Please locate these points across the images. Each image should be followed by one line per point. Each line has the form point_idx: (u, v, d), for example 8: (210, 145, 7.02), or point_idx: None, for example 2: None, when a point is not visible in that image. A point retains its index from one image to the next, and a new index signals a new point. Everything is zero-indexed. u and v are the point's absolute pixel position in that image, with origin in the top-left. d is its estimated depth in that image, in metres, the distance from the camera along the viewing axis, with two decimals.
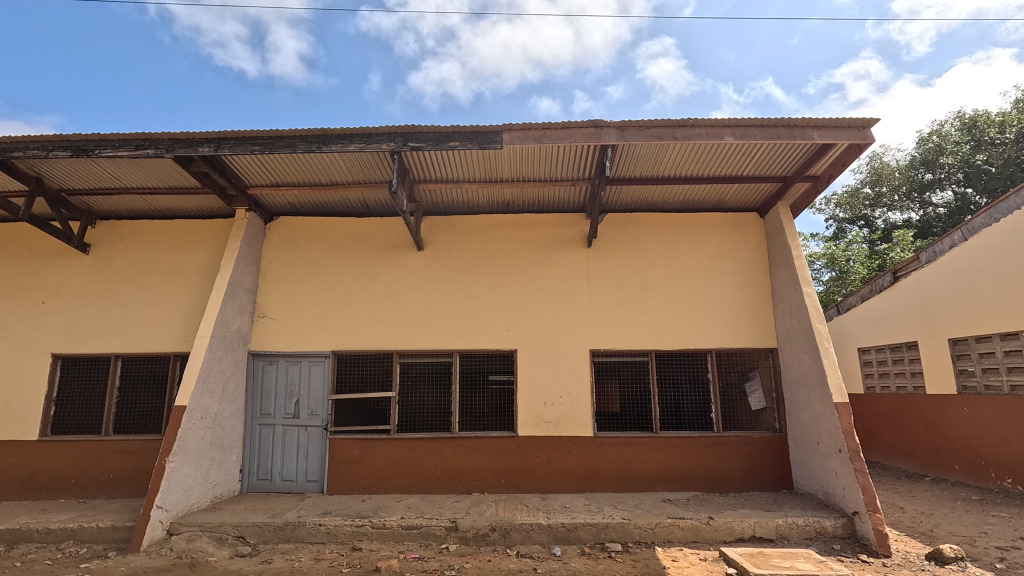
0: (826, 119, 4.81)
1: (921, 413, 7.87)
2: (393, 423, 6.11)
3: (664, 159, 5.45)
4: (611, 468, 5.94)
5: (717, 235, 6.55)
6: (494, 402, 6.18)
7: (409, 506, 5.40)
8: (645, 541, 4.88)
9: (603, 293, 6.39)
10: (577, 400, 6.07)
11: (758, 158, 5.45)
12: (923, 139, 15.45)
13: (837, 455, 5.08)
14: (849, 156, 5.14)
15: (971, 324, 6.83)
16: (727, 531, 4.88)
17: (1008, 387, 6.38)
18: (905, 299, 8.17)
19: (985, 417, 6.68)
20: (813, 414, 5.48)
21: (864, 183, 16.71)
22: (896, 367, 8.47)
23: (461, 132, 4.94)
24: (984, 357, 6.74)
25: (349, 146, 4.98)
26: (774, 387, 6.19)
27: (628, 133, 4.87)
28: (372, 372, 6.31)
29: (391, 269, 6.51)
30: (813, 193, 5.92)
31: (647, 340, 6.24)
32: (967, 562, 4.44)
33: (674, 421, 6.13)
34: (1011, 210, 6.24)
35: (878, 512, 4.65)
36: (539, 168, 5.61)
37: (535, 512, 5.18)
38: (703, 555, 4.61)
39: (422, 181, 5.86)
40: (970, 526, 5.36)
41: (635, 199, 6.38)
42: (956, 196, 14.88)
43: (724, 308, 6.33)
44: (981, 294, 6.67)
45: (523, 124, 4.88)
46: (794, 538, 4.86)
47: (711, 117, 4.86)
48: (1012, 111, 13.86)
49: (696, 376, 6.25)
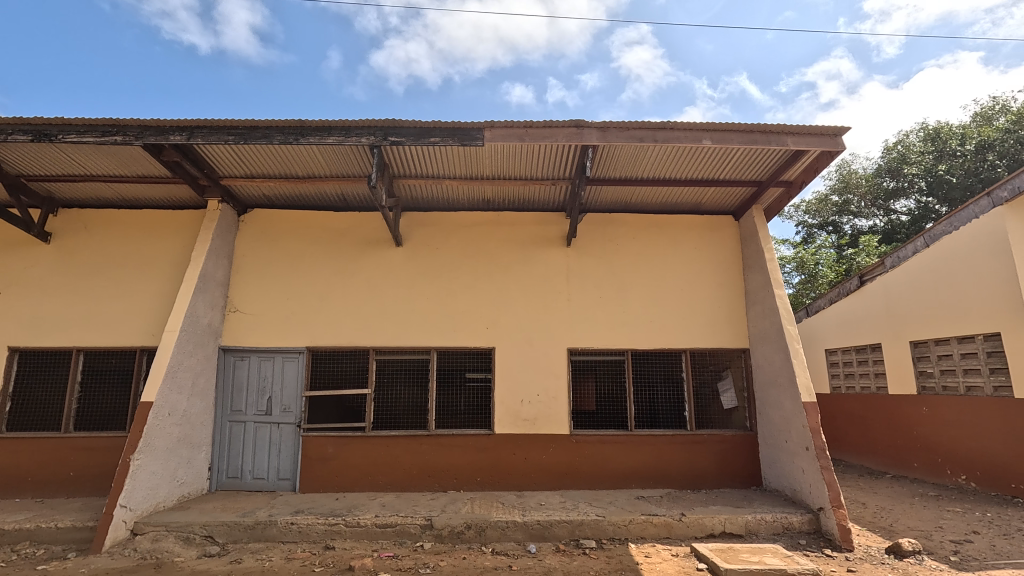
0: (800, 126, 4.94)
1: (883, 412, 8.17)
2: (369, 420, 6.04)
3: (644, 160, 5.52)
4: (587, 466, 5.99)
5: (693, 237, 6.65)
6: (471, 400, 6.17)
7: (383, 504, 5.35)
8: (619, 537, 4.94)
9: (582, 292, 6.43)
10: (554, 398, 6.11)
11: (734, 162, 5.56)
12: (889, 148, 16.06)
13: (804, 453, 5.23)
14: (822, 163, 5.30)
15: (930, 327, 7.14)
16: (698, 527, 4.99)
17: (964, 388, 6.69)
18: (870, 302, 8.46)
19: (943, 417, 6.97)
20: (782, 413, 5.63)
21: (832, 190, 17.27)
22: (860, 368, 8.77)
23: (442, 128, 4.91)
24: (942, 359, 7.05)
25: (328, 138, 4.89)
26: (745, 386, 6.33)
27: (609, 134, 4.93)
28: (348, 369, 6.22)
29: (368, 265, 6.43)
30: (786, 198, 6.07)
31: (624, 339, 6.32)
32: (923, 555, 4.64)
33: (648, 419, 6.22)
34: (970, 219, 6.56)
35: (842, 508, 4.82)
36: (520, 166, 5.62)
37: (511, 509, 5.20)
38: (675, 551, 4.70)
39: (402, 176, 5.80)
40: (927, 520, 5.60)
41: (614, 199, 6.44)
42: (919, 205, 15.46)
43: (700, 309, 6.44)
44: (941, 298, 6.97)
45: (505, 121, 4.89)
46: (762, 533, 4.99)
47: (691, 120, 4.95)
48: (971, 125, 14.57)
49: (670, 375, 6.36)
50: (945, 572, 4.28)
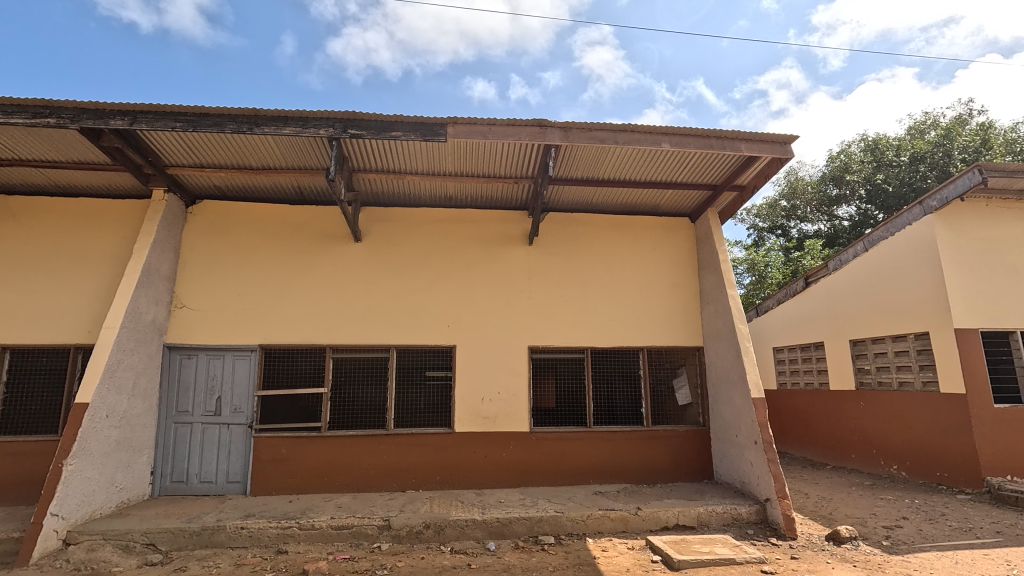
0: (753, 133, 5.14)
1: (825, 407, 8.63)
2: (325, 420, 5.88)
3: (605, 162, 5.61)
4: (546, 463, 6.04)
5: (651, 238, 6.82)
6: (431, 398, 6.11)
7: (339, 506, 5.22)
8: (576, 532, 5.01)
9: (543, 290, 6.48)
10: (514, 395, 6.13)
11: (691, 166, 5.74)
12: (833, 157, 16.98)
13: (752, 446, 5.46)
14: (772, 170, 5.54)
15: (868, 327, 7.60)
16: (653, 520, 5.12)
17: (897, 384, 7.15)
18: (814, 303, 8.92)
19: (878, 411, 7.44)
20: (733, 408, 5.85)
21: (781, 195, 18.12)
22: (805, 365, 9.23)
23: (404, 122, 4.84)
24: (877, 357, 7.51)
25: (284, 129, 4.72)
26: (698, 383, 6.54)
27: (571, 134, 4.98)
28: (303, 368, 6.04)
29: (326, 260, 6.25)
30: (739, 202, 6.31)
31: (584, 337, 6.41)
32: (859, 541, 4.94)
33: (606, 416, 6.34)
34: (905, 225, 7.02)
35: (786, 498, 5.06)
36: (483, 164, 5.60)
37: (470, 507, 5.18)
38: (631, 544, 4.81)
39: (362, 170, 5.67)
40: (862, 508, 5.96)
41: (575, 199, 6.51)
42: (859, 211, 16.34)
43: (657, 308, 6.61)
44: (878, 299, 7.43)
45: (468, 118, 4.86)
46: (713, 524, 5.18)
47: (650, 124, 5.07)
48: (905, 137, 15.59)
49: (628, 373, 6.50)
50: (878, 556, 4.57)
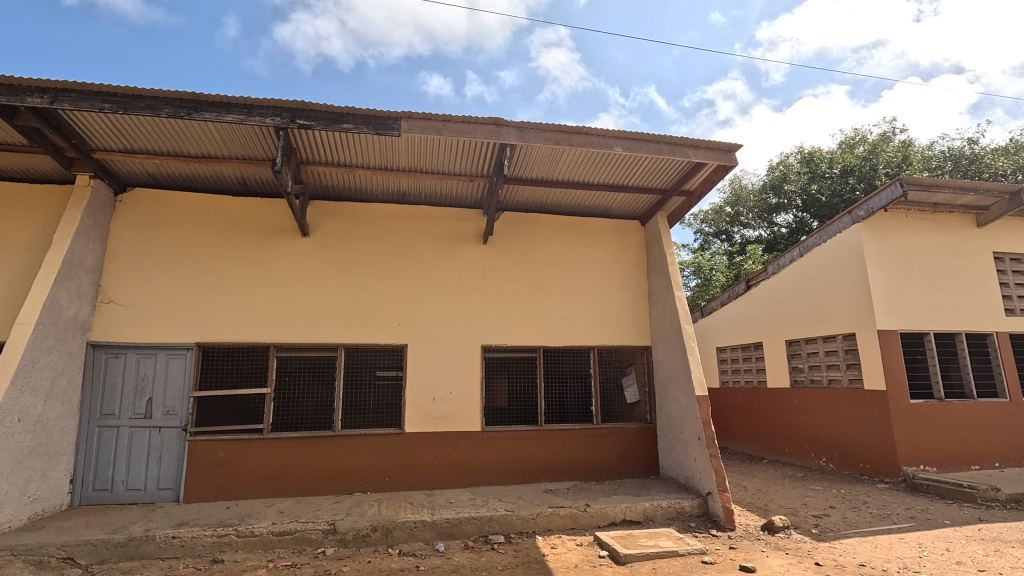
0: (700, 141, 5.34)
1: (762, 403, 9.09)
2: (267, 421, 5.62)
3: (560, 163, 5.67)
4: (497, 463, 6.04)
5: (603, 239, 6.95)
6: (381, 398, 5.98)
7: (281, 511, 5.01)
8: (526, 530, 5.04)
9: (496, 290, 6.47)
10: (466, 395, 6.09)
11: (642, 170, 5.89)
12: (773, 167, 17.93)
13: (696, 442, 5.67)
14: (718, 176, 5.77)
15: (803, 328, 8.06)
16: (601, 516, 5.22)
17: (827, 381, 7.63)
18: (754, 305, 9.37)
19: (810, 407, 7.91)
20: (678, 405, 6.06)
21: (726, 202, 18.95)
22: (745, 364, 9.69)
23: (356, 115, 4.70)
24: (810, 356, 7.99)
25: (226, 116, 4.49)
26: (646, 381, 6.73)
27: (527, 134, 5.00)
28: (244, 367, 5.76)
29: (270, 255, 5.98)
30: (686, 206, 6.54)
31: (536, 337, 6.46)
32: (791, 530, 5.23)
33: (557, 414, 6.40)
34: (836, 233, 7.50)
35: (726, 491, 5.28)
36: (438, 161, 5.53)
37: (419, 508, 5.10)
38: (579, 540, 4.89)
39: (310, 162, 5.48)
40: (795, 499, 6.32)
41: (530, 199, 6.55)
42: (796, 219, 17.35)
43: (608, 308, 6.75)
44: (811, 302, 7.90)
45: (423, 114, 4.78)
46: (658, 518, 5.34)
47: (604, 127, 5.17)
48: (837, 151, 16.67)
49: (579, 372, 6.60)
50: (808, 543, 4.86)
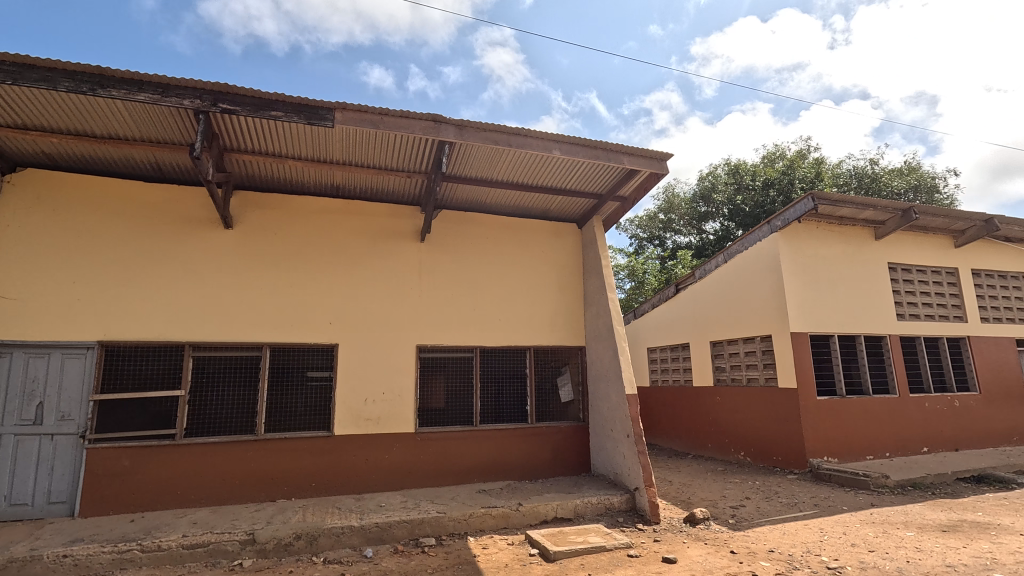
0: (634, 148, 5.52)
1: (688, 401, 9.57)
2: (181, 426, 5.23)
3: (499, 163, 5.67)
4: (430, 464, 5.95)
5: (541, 241, 7.04)
6: (309, 400, 5.72)
7: (194, 522, 4.67)
8: (458, 532, 5.00)
9: (433, 288, 6.38)
10: (399, 396, 5.96)
11: (579, 174, 6.01)
12: (703, 177, 18.92)
13: (625, 439, 5.86)
14: (650, 183, 6.00)
15: (725, 330, 8.57)
16: (533, 514, 5.28)
17: (746, 380, 8.16)
18: (682, 307, 9.84)
19: (731, 404, 8.42)
20: (609, 404, 6.24)
21: (659, 209, 19.77)
22: (673, 364, 10.16)
23: (286, 102, 4.48)
24: (731, 356, 8.50)
25: (137, 94, 4.13)
26: (580, 381, 6.88)
27: (466, 132, 4.96)
28: (155, 367, 5.32)
29: (188, 247, 5.57)
30: (621, 211, 6.75)
31: (473, 337, 6.43)
32: (710, 521, 5.53)
33: (493, 414, 6.41)
34: (756, 241, 8.02)
35: (652, 486, 5.50)
36: (374, 155, 5.37)
37: (347, 514, 4.94)
38: (511, 539, 4.92)
39: (235, 150, 5.15)
40: (715, 491, 6.69)
41: (469, 198, 6.51)
42: (723, 227, 18.22)
43: (544, 309, 6.84)
44: (733, 306, 8.41)
45: (358, 105, 4.63)
46: (588, 515, 5.47)
47: (543, 130, 5.23)
48: (760, 165, 17.85)
49: (515, 372, 6.64)
50: (724, 533, 5.16)
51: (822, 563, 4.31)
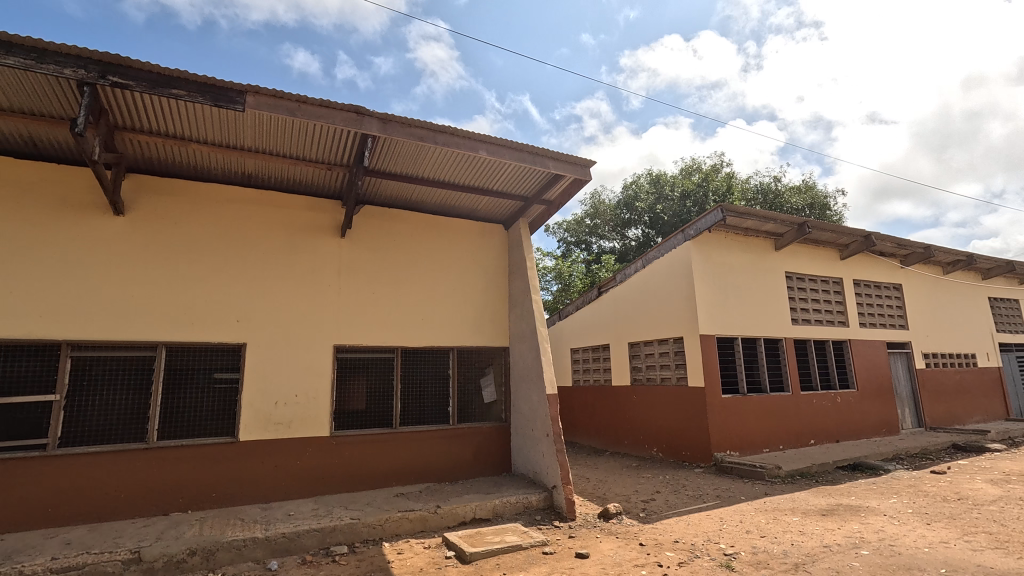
0: (559, 153, 5.65)
1: (607, 400, 9.93)
2: (54, 435, 4.66)
3: (424, 160, 5.57)
4: (345, 469, 5.72)
5: (467, 241, 7.00)
6: (211, 404, 5.30)
7: (66, 542, 4.17)
8: (372, 538, 4.85)
9: (353, 286, 6.14)
10: (313, 398, 5.68)
11: (506, 176, 6.05)
12: (627, 185, 19.75)
13: (545, 439, 5.96)
14: (574, 188, 6.15)
15: (643, 332, 8.98)
16: (451, 517, 5.23)
17: (660, 379, 8.59)
18: (604, 309, 10.19)
19: (646, 402, 8.84)
20: (530, 404, 6.32)
21: (586, 214, 20.38)
22: (594, 364, 10.49)
23: (189, 81, 4.12)
24: (647, 357, 8.92)
25: (5, 58, 3.62)
26: (503, 382, 6.91)
27: (390, 127, 4.82)
28: (24, 369, 4.70)
29: (68, 234, 4.97)
30: (546, 214, 6.86)
31: (394, 337, 6.27)
32: (623, 515, 5.76)
33: (413, 416, 6.28)
34: (672, 248, 8.46)
35: (569, 484, 5.64)
36: (290, 144, 5.08)
37: (251, 525, 4.63)
38: (427, 543, 4.84)
39: (128, 129, 4.66)
40: (629, 486, 6.98)
41: (393, 194, 6.33)
42: (644, 234, 19.25)
43: (468, 309, 6.81)
44: (650, 309, 8.84)
45: (273, 90, 4.35)
46: (507, 514, 5.51)
47: (469, 130, 5.20)
48: (679, 177, 18.92)
49: (437, 373, 6.55)
50: (635, 526, 5.40)
51: (720, 550, 4.62)
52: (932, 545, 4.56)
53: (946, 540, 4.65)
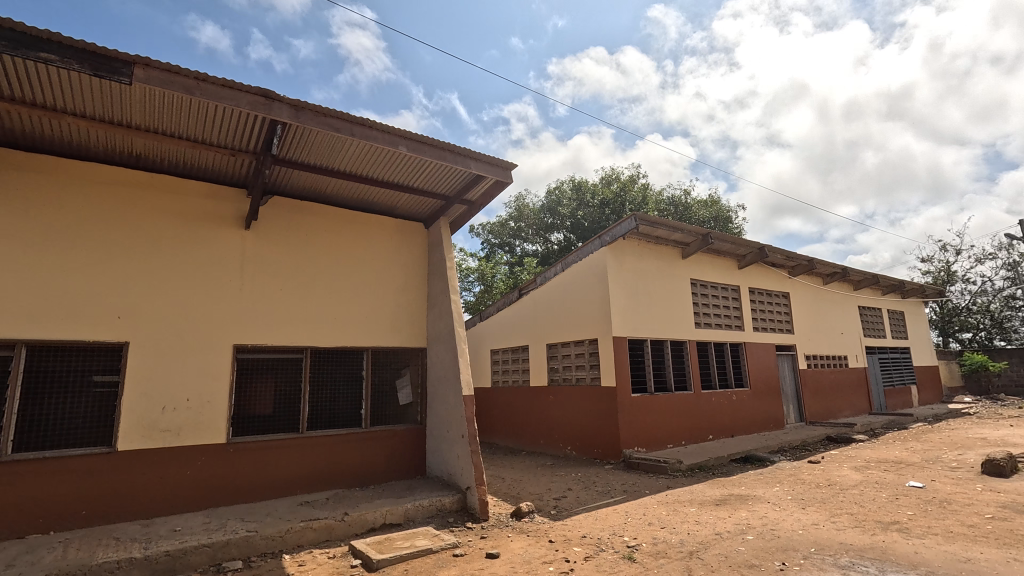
0: (481, 155, 5.65)
1: (525, 400, 10.08)
2: None
3: (340, 152, 5.34)
4: (244, 478, 5.33)
5: (385, 238, 6.79)
6: (83, 410, 4.73)
7: None
8: (272, 551, 4.55)
9: (258, 282, 5.74)
10: (208, 402, 5.24)
11: (427, 174, 5.95)
12: (550, 190, 20.21)
13: (460, 440, 5.92)
14: (495, 190, 6.19)
15: (560, 334, 9.22)
16: (359, 523, 5.04)
17: (575, 379, 8.87)
18: (524, 311, 10.34)
19: (562, 402, 9.08)
20: (446, 405, 6.26)
21: (510, 217, 20.59)
22: (513, 365, 10.62)
23: (64, 45, 3.64)
24: (564, 358, 9.17)
25: None
26: (419, 383, 6.78)
27: (302, 114, 4.57)
28: None
29: None
30: (467, 215, 6.84)
31: (303, 336, 5.94)
32: (535, 513, 5.86)
33: (322, 419, 5.99)
34: (589, 253, 8.76)
35: (483, 484, 5.65)
36: (188, 125, 4.65)
37: (128, 544, 4.17)
38: (332, 552, 4.62)
39: None
40: (542, 485, 7.13)
41: (306, 186, 6.01)
42: (565, 239, 19.80)
43: (384, 308, 6.61)
44: (568, 311, 9.10)
45: (167, 64, 3.97)
46: (418, 518, 5.41)
47: (389, 124, 5.06)
48: (599, 185, 19.67)
49: (349, 374, 6.30)
50: (546, 524, 5.51)
51: (623, 543, 4.84)
52: (805, 527, 5.08)
53: (816, 522, 5.20)
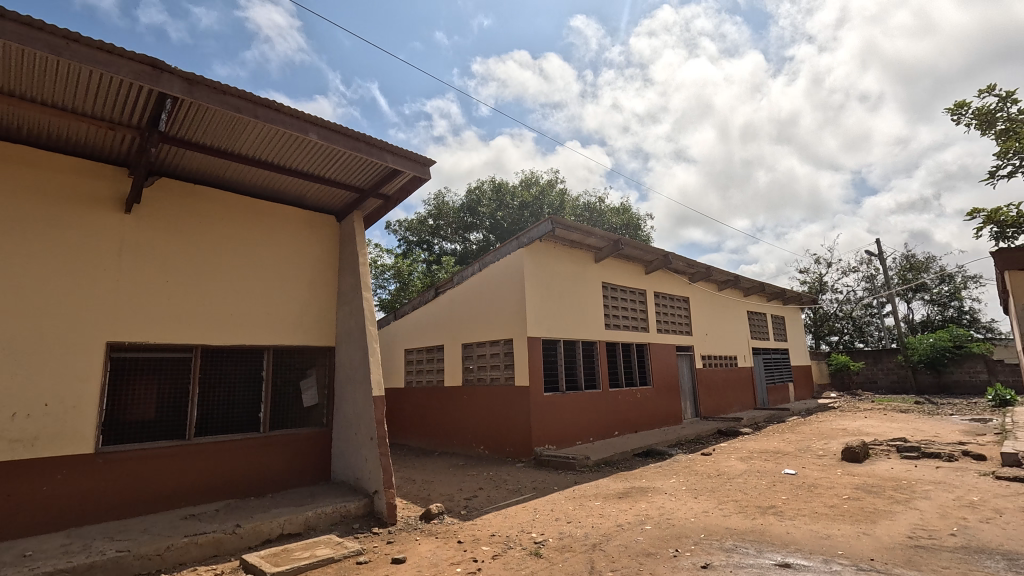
0: (398, 148, 5.49)
1: (438, 400, 9.95)
2: None
3: (242, 135, 4.93)
4: (116, 491, 4.75)
5: (292, 230, 6.38)
6: None
7: None
8: (147, 571, 4.10)
9: (139, 272, 5.15)
10: (73, 408, 4.60)
11: (340, 164, 5.67)
12: (470, 190, 20.16)
13: (368, 443, 5.70)
14: (412, 186, 6.04)
15: (476, 333, 9.21)
16: (253, 536, 4.68)
17: (489, 379, 8.90)
18: (440, 310, 10.20)
19: (475, 401, 9.07)
20: (354, 407, 6.00)
21: (429, 214, 20.27)
22: (428, 364, 10.45)
23: None
24: (479, 357, 9.17)
25: None
26: (326, 384, 6.44)
27: (198, 90, 4.16)
28: None
29: None
30: (382, 209, 6.61)
31: (193, 333, 5.41)
32: (444, 515, 5.80)
33: (213, 424, 5.51)
34: (506, 254, 8.82)
35: (391, 488, 5.49)
36: (55, 90, 4.06)
37: None
38: (220, 569, 4.25)
39: None
40: (453, 485, 7.08)
41: (201, 169, 5.49)
42: (484, 239, 19.86)
43: (289, 304, 6.21)
44: (484, 311, 9.11)
45: (28, 18, 3.43)
46: (320, 526, 5.13)
47: (299, 109, 4.76)
48: (519, 187, 19.94)
49: (246, 375, 5.86)
50: (455, 524, 5.47)
51: (531, 539, 4.92)
52: (696, 514, 5.48)
53: (706, 510, 5.63)
